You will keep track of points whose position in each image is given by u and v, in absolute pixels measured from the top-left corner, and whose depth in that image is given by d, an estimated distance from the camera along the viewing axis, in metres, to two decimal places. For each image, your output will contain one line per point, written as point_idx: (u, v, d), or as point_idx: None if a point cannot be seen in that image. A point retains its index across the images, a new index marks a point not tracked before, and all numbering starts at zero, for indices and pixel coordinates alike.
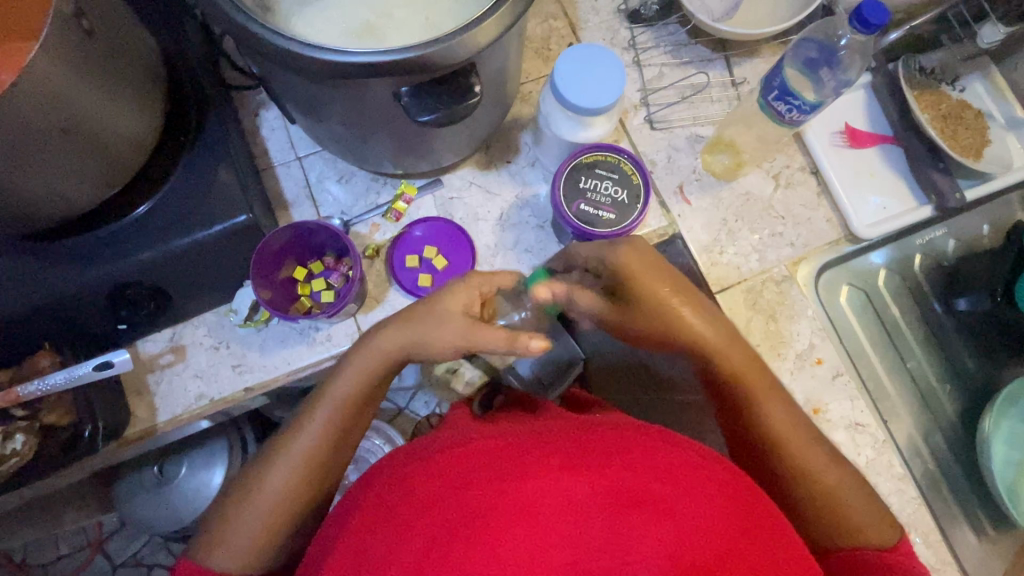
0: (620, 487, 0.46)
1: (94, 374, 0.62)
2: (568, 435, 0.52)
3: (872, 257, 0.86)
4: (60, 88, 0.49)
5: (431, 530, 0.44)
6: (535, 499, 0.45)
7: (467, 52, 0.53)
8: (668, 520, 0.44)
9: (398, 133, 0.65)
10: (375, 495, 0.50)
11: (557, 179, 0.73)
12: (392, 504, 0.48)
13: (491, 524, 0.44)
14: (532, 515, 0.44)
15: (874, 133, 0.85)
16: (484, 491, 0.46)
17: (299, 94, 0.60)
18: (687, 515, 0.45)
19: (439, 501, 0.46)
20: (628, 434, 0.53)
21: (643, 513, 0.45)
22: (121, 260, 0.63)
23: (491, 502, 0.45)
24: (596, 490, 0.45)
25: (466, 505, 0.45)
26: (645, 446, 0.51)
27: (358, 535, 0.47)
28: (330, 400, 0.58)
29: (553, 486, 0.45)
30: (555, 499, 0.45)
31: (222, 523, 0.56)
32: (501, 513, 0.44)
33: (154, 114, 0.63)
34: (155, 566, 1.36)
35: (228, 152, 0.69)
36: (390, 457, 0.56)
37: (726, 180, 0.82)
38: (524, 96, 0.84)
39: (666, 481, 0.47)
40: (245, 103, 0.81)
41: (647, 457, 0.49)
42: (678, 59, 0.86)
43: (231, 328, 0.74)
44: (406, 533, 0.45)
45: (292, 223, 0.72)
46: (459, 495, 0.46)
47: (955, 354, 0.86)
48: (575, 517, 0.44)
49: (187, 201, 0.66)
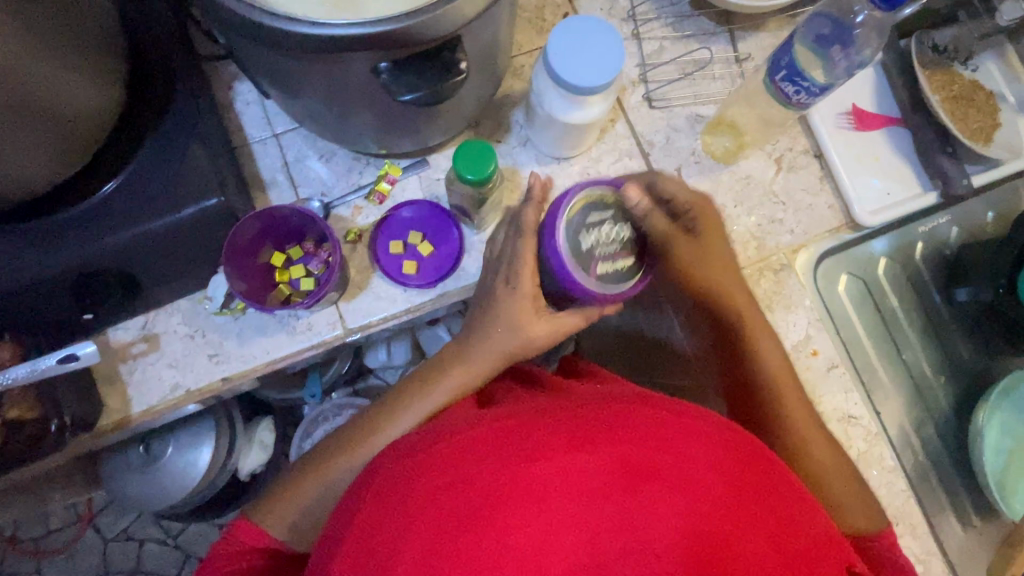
0: (630, 464, 0.44)
1: (59, 368, 0.59)
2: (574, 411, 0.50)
3: (872, 245, 0.83)
4: (11, 59, 0.45)
5: (442, 519, 0.43)
6: (548, 482, 0.43)
7: (453, 26, 0.49)
8: (681, 492, 0.44)
9: (381, 112, 0.61)
10: (376, 483, 0.48)
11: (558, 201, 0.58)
12: (398, 492, 0.45)
13: (504, 509, 0.42)
14: (542, 497, 0.43)
15: (882, 115, 0.82)
16: (495, 474, 0.44)
17: (270, 69, 0.55)
18: (699, 485, 0.45)
19: (444, 489, 0.44)
20: (629, 404, 0.51)
21: (655, 488, 0.44)
22: (84, 245, 0.60)
23: (504, 486, 0.43)
24: (605, 467, 0.44)
25: (477, 490, 0.43)
26: (649, 416, 0.49)
27: (366, 524, 0.45)
28: (421, 408, 0.65)
29: (561, 467, 0.44)
30: (563, 480, 0.43)
31: (293, 484, 0.64)
32: (514, 497, 0.43)
33: (114, 86, 0.58)
34: (147, 541, 1.36)
35: (200, 127, 0.64)
36: (392, 442, 0.53)
37: (726, 163, 0.79)
38: (515, 70, 0.79)
39: (677, 450, 0.46)
40: (216, 75, 0.76)
41: (652, 427, 0.47)
42: (680, 33, 0.81)
43: (207, 316, 0.71)
44: (418, 523, 0.43)
45: (261, 213, 0.68)
46: (467, 479, 0.44)
47: (951, 344, 0.84)
48: (589, 497, 0.43)
49: (154, 182, 0.62)
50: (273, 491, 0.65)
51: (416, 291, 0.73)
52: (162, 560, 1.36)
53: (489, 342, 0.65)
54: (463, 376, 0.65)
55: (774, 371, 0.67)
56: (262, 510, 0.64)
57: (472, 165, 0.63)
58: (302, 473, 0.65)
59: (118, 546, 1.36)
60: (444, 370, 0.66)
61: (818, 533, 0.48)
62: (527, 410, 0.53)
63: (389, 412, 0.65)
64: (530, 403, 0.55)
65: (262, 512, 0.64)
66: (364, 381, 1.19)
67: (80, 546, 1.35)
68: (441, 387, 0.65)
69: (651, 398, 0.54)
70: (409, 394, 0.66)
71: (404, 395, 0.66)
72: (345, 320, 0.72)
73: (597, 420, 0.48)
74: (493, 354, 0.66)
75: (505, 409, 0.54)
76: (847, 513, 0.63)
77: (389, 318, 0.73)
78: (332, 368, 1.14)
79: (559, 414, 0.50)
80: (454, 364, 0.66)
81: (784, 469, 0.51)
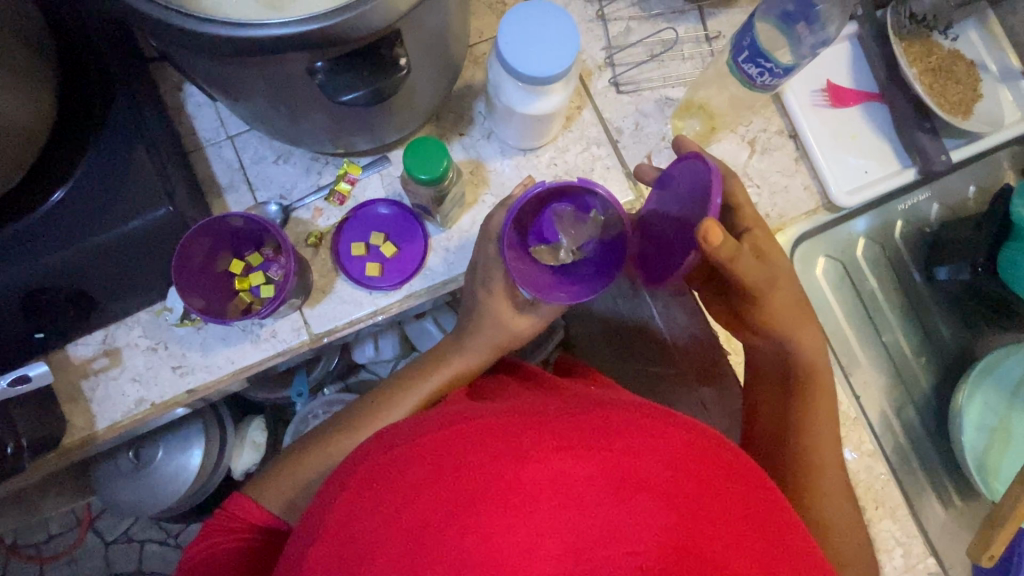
0: (622, 470, 0.43)
1: (9, 390, 0.58)
2: (565, 412, 0.49)
3: (851, 225, 0.81)
4: None
5: (421, 516, 0.41)
6: (533, 485, 0.41)
7: (384, 21, 0.46)
8: (669, 503, 0.42)
9: (328, 111, 0.58)
10: (360, 476, 0.45)
11: (708, 159, 0.54)
12: (378, 486, 0.43)
13: (485, 510, 0.41)
14: (529, 500, 0.41)
15: (858, 90, 0.79)
16: (479, 474, 0.42)
17: (206, 73, 0.53)
18: (687, 499, 0.43)
19: (429, 485, 0.42)
20: (625, 409, 0.50)
21: (646, 498, 0.42)
22: (29, 264, 0.58)
23: (488, 487, 0.41)
24: (596, 473, 0.42)
25: (459, 490, 0.41)
26: (646, 424, 0.47)
27: (344, 516, 0.43)
28: (422, 390, 0.66)
29: (550, 471, 0.42)
30: (553, 483, 0.42)
31: (292, 461, 0.64)
32: (498, 499, 0.41)
33: (45, 94, 0.56)
34: (147, 542, 1.35)
35: (144, 135, 0.62)
36: (377, 432, 0.51)
37: (697, 147, 0.76)
38: (476, 58, 0.76)
39: (668, 462, 0.44)
40: (165, 77, 0.73)
41: (648, 437, 0.46)
42: (647, 12, 0.78)
43: (168, 328, 0.69)
44: (396, 520, 0.41)
45: (209, 226, 0.66)
46: (453, 477, 0.42)
47: (931, 324, 0.83)
48: (577, 504, 0.41)
49: (98, 194, 0.60)
50: (268, 468, 0.65)
51: (383, 294, 0.71)
52: (162, 561, 1.35)
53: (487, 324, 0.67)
54: (461, 358, 0.68)
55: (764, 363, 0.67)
56: (258, 484, 0.63)
57: (425, 164, 0.61)
58: (295, 450, 0.65)
59: (118, 548, 1.35)
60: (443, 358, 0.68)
61: (807, 553, 0.46)
62: (519, 408, 0.50)
63: (386, 394, 0.67)
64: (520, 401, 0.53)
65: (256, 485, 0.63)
66: (355, 377, 1.16)
67: (80, 551, 1.35)
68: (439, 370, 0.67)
69: (644, 404, 0.53)
70: (406, 376, 0.68)
71: (402, 380, 0.68)
72: (310, 326, 0.71)
73: (590, 424, 0.46)
74: (490, 338, 0.68)
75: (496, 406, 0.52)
76: (816, 498, 0.63)
77: (356, 322, 0.72)
78: (318, 367, 1.12)
79: (549, 415, 0.48)
80: (453, 351, 0.68)
81: (777, 488, 0.49)
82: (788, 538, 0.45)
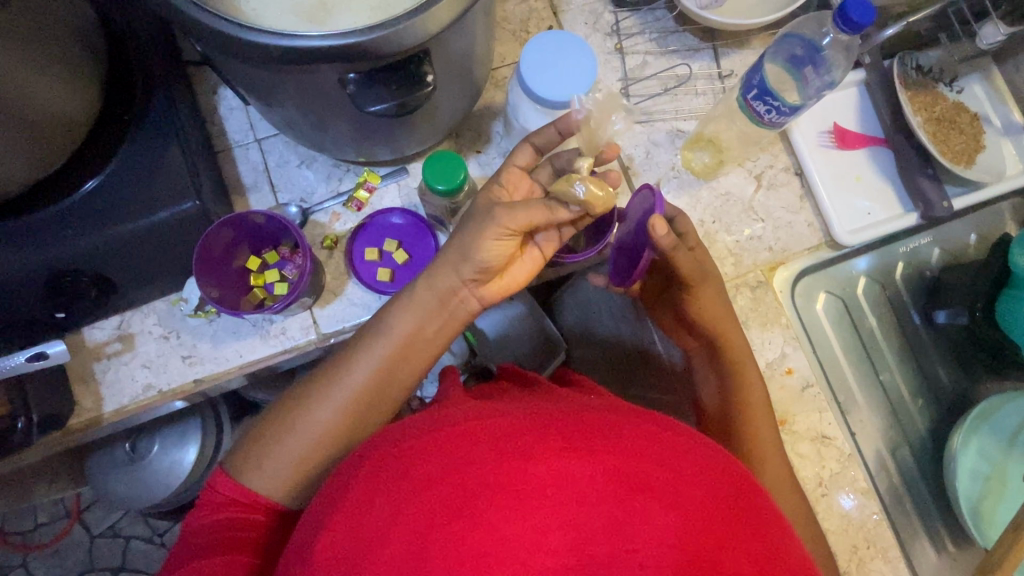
0: (623, 472, 0.44)
1: (27, 366, 0.59)
2: (569, 415, 0.50)
3: (853, 264, 0.83)
4: None
5: (427, 508, 0.42)
6: (536, 482, 0.43)
7: (415, 40, 0.49)
8: (671, 506, 0.43)
9: (355, 122, 0.61)
10: (367, 470, 0.46)
11: (661, 193, 0.64)
12: (385, 478, 0.44)
13: (492, 502, 0.42)
14: (533, 496, 0.42)
15: (864, 134, 0.82)
16: (485, 469, 0.43)
17: (244, 78, 0.56)
18: (687, 501, 0.44)
19: (436, 479, 0.43)
20: (625, 416, 0.51)
21: (648, 500, 0.43)
22: (58, 246, 0.61)
23: (490, 485, 0.42)
24: (598, 474, 0.43)
25: (465, 484, 0.42)
26: (646, 431, 0.48)
27: (351, 511, 0.44)
28: (386, 340, 0.60)
29: (554, 470, 0.43)
30: (555, 481, 0.43)
31: (262, 447, 0.57)
32: (505, 493, 0.42)
33: (89, 88, 0.59)
34: (134, 538, 1.35)
35: (178, 132, 0.65)
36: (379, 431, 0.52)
37: (705, 178, 0.79)
38: (497, 81, 0.80)
39: (669, 466, 0.46)
40: (202, 80, 0.77)
41: (647, 443, 0.47)
42: (663, 48, 0.82)
43: (182, 318, 0.71)
44: (403, 511, 0.42)
45: (234, 221, 0.69)
46: (458, 472, 0.43)
47: (929, 366, 0.84)
48: (580, 503, 0.42)
49: (129, 184, 0.63)
50: (240, 445, 0.59)
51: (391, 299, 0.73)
52: (147, 559, 1.34)
53: (461, 238, 0.60)
54: (433, 306, 0.61)
55: (760, 401, 0.67)
56: (239, 461, 0.57)
57: (439, 170, 0.64)
58: (268, 427, 0.58)
59: (104, 542, 1.35)
60: (410, 297, 0.61)
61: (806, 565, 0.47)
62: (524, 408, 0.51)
63: (343, 360, 0.60)
64: (521, 403, 0.54)
65: (235, 463, 0.57)
66: None
67: (66, 542, 1.34)
68: (406, 310, 0.61)
69: (643, 411, 0.54)
70: (365, 337, 0.61)
71: (361, 342, 0.61)
72: (319, 325, 0.72)
73: (589, 428, 0.47)
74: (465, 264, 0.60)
75: (501, 406, 0.52)
76: (805, 528, 0.63)
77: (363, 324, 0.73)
78: None
79: (551, 416, 0.49)
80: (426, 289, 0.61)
81: (778, 503, 0.49)
82: (787, 546, 0.46)
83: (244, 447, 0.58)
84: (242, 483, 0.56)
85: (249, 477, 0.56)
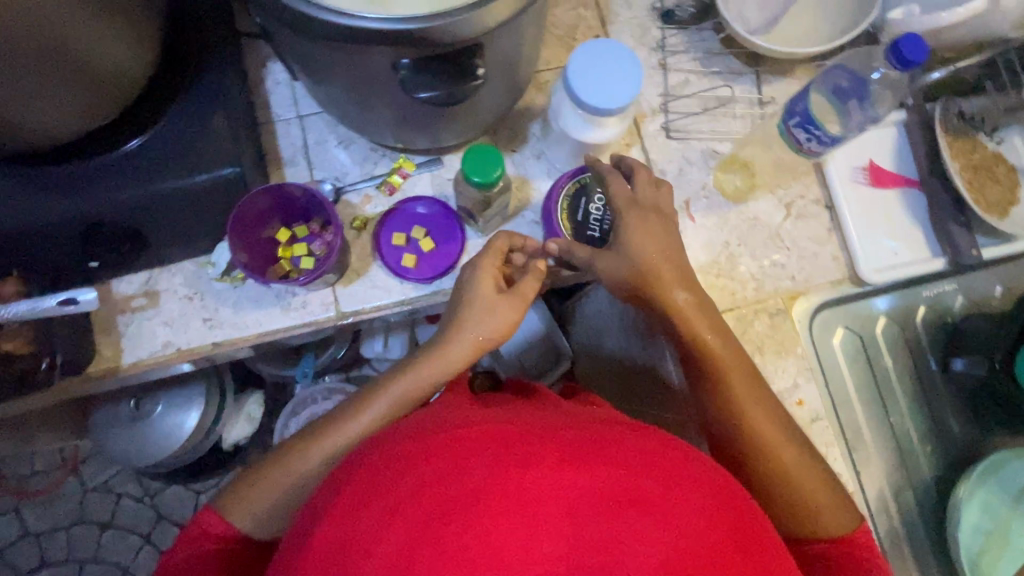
0: (619, 486, 0.44)
1: (58, 310, 0.61)
2: (569, 428, 0.50)
3: (874, 302, 0.83)
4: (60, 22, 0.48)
5: (424, 509, 0.42)
6: (534, 490, 0.43)
7: (473, 32, 0.50)
8: (665, 521, 0.43)
9: (398, 108, 0.62)
10: (368, 467, 0.47)
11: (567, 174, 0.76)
12: (385, 476, 0.45)
13: (489, 506, 0.42)
14: (531, 504, 0.43)
15: (898, 174, 0.82)
16: (485, 474, 0.44)
17: (297, 53, 0.57)
18: (682, 518, 0.44)
19: (435, 480, 0.44)
20: (623, 431, 0.52)
21: (643, 516, 0.43)
22: (99, 196, 0.62)
23: (488, 490, 0.43)
24: (595, 486, 0.44)
25: (464, 487, 0.43)
26: (645, 448, 0.49)
27: (349, 506, 0.44)
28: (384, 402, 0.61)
29: (551, 479, 0.44)
30: (553, 491, 0.43)
31: (249, 486, 0.59)
32: (501, 499, 0.43)
33: (149, 49, 0.61)
34: (126, 496, 1.36)
35: (225, 100, 0.67)
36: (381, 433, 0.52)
37: (735, 201, 0.79)
38: (540, 84, 0.81)
39: (664, 482, 0.46)
40: (252, 52, 0.79)
41: (645, 459, 0.47)
42: (706, 68, 0.83)
43: (207, 281, 0.72)
44: (401, 509, 0.43)
45: (272, 190, 0.70)
46: (459, 476, 0.44)
47: (941, 414, 0.83)
48: (576, 514, 0.43)
49: (174, 145, 0.64)
50: (234, 480, 0.61)
51: (412, 285, 0.74)
52: (136, 518, 1.35)
53: (461, 308, 0.64)
54: (431, 369, 0.62)
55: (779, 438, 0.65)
56: (226, 498, 0.59)
57: (479, 164, 0.64)
58: (262, 466, 0.60)
59: (96, 496, 1.36)
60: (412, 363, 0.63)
61: None
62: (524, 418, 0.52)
63: (342, 414, 0.61)
64: (523, 414, 0.54)
65: (226, 500, 0.59)
66: (358, 369, 1.23)
67: (61, 491, 1.36)
68: (409, 376, 0.62)
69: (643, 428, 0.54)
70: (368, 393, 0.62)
71: (361, 399, 0.62)
72: (339, 303, 0.73)
73: (588, 441, 0.48)
74: (462, 339, 0.63)
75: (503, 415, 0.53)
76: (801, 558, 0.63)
77: (382, 307, 0.74)
78: (326, 353, 1.16)
79: (552, 428, 0.50)
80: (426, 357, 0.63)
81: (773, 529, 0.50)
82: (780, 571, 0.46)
83: (235, 482, 0.60)
84: (227, 520, 0.58)
85: (236, 515, 0.58)
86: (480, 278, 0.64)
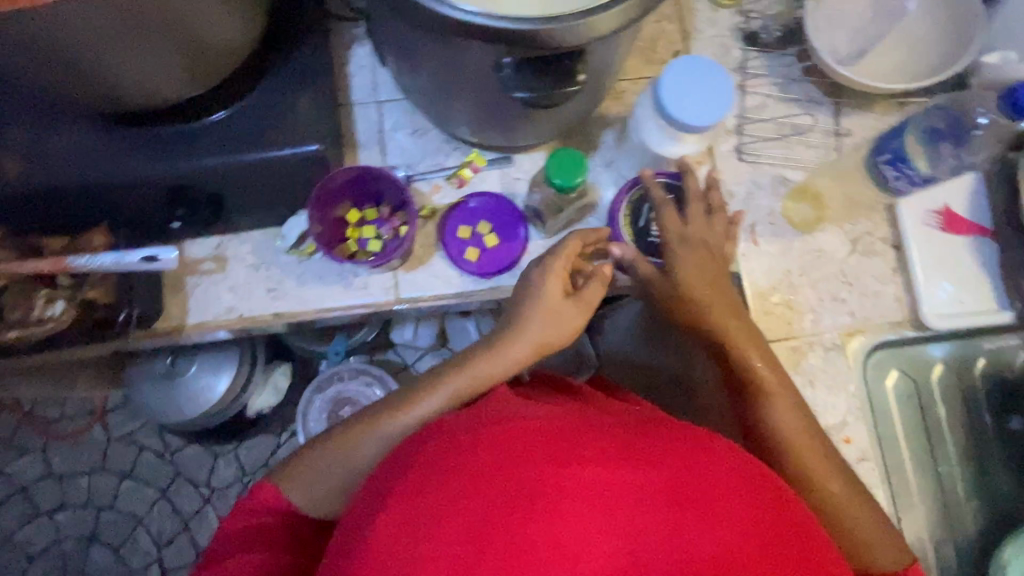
0: (676, 482, 0.45)
1: (140, 265, 0.63)
2: (620, 426, 0.50)
3: (931, 349, 0.81)
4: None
5: (487, 498, 0.42)
6: (595, 485, 0.43)
7: (579, 38, 0.51)
8: (721, 517, 0.44)
9: (484, 104, 0.63)
10: (423, 454, 0.46)
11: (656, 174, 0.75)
12: (444, 464, 0.44)
13: (551, 499, 0.42)
14: (592, 497, 0.43)
15: (972, 221, 0.80)
16: (546, 466, 0.43)
17: (399, 41, 0.58)
18: (737, 513, 0.45)
19: (496, 470, 0.43)
20: (672, 427, 0.51)
21: (700, 511, 0.44)
22: (189, 159, 0.64)
23: (550, 482, 0.43)
24: (653, 481, 0.44)
25: (526, 479, 0.43)
26: (697, 443, 0.49)
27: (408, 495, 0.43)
28: (443, 392, 0.60)
29: (611, 474, 0.44)
30: (614, 485, 0.43)
31: (308, 466, 0.60)
32: (563, 492, 0.42)
33: (256, 25, 0.62)
34: (146, 450, 1.31)
35: (315, 78, 0.68)
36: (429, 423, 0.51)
37: (802, 231, 0.78)
38: (617, 93, 0.81)
39: (718, 478, 0.46)
40: (339, 33, 0.80)
41: (697, 454, 0.47)
42: (785, 94, 0.82)
43: (275, 252, 0.74)
44: (464, 499, 0.42)
45: (356, 168, 0.73)
46: (520, 467, 0.43)
47: (991, 469, 0.81)
48: (638, 509, 0.43)
49: (263, 117, 0.66)
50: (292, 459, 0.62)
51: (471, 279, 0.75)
52: (152, 471, 1.30)
53: (526, 304, 0.64)
54: (490, 364, 0.62)
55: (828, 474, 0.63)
56: (285, 475, 0.61)
57: (564, 167, 0.65)
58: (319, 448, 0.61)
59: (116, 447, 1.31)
60: (471, 356, 0.62)
61: None
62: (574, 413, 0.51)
63: (400, 402, 0.61)
64: (571, 408, 0.54)
65: (285, 477, 0.61)
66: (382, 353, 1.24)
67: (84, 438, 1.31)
68: (467, 370, 0.61)
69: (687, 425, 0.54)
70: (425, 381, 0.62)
71: (418, 390, 0.62)
72: (400, 288, 0.75)
73: (641, 438, 0.48)
74: (524, 340, 0.63)
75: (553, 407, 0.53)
76: None
77: (439, 297, 0.75)
78: (358, 333, 1.18)
79: (604, 426, 0.49)
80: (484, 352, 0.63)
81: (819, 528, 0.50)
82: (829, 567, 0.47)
83: (293, 461, 0.62)
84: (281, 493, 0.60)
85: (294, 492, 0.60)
86: (548, 280, 0.64)
